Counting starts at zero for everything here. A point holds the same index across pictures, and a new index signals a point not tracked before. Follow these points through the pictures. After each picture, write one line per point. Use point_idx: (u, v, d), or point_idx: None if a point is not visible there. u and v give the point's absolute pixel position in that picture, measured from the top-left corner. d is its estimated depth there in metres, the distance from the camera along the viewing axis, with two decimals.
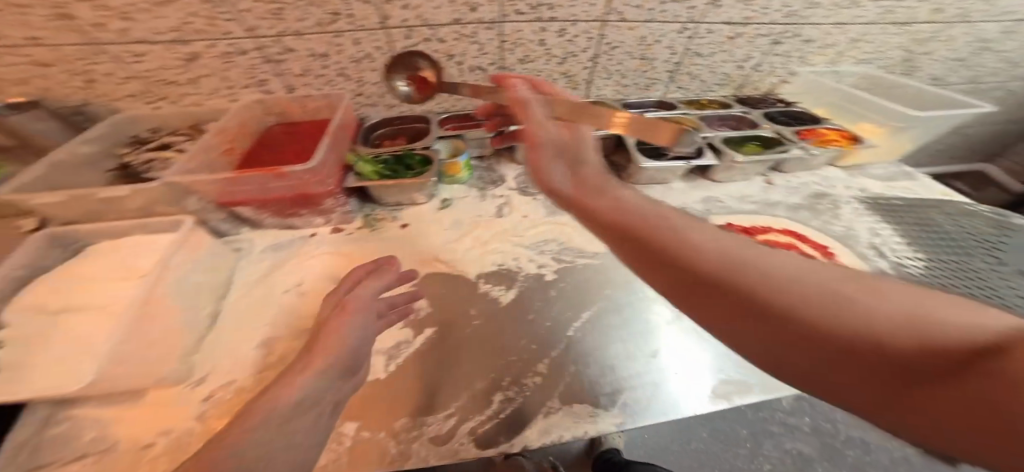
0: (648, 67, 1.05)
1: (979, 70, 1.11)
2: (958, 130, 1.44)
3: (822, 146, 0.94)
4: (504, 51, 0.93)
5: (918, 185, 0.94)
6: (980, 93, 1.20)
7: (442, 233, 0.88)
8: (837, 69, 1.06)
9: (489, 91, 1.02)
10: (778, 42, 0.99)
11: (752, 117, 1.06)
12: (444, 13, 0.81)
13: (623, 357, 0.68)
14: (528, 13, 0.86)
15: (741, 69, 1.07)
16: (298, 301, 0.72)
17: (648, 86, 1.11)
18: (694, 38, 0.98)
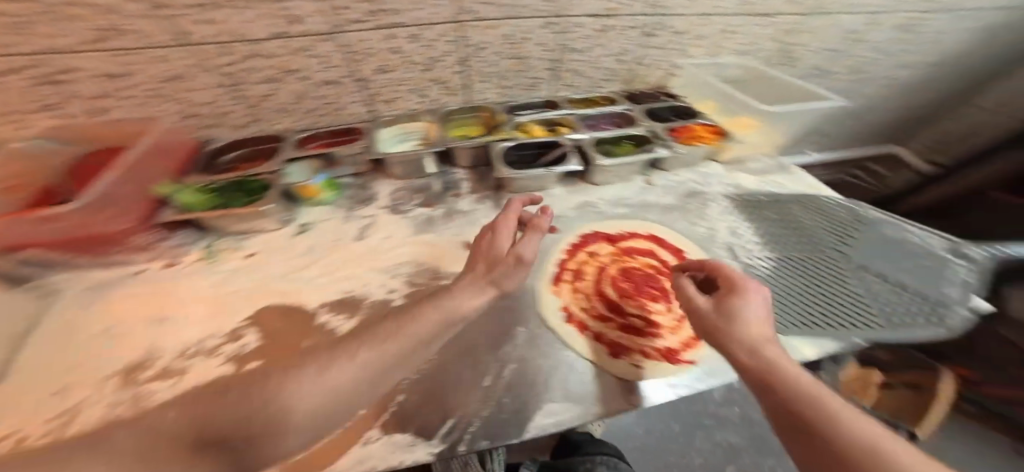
0: (525, 66, 0.98)
1: (853, 59, 1.15)
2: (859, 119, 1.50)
3: (689, 144, 0.94)
4: (355, 62, 0.82)
5: (788, 179, 0.95)
6: (867, 82, 1.26)
7: (292, 260, 0.81)
8: (717, 60, 1.07)
9: (352, 103, 0.92)
10: (650, 34, 0.98)
11: (633, 114, 1.02)
12: (259, 28, 0.69)
13: (456, 384, 0.60)
14: (367, 21, 0.75)
15: (623, 61, 1.05)
16: (109, 346, 0.64)
17: (532, 86, 1.04)
18: (566, 35, 0.93)
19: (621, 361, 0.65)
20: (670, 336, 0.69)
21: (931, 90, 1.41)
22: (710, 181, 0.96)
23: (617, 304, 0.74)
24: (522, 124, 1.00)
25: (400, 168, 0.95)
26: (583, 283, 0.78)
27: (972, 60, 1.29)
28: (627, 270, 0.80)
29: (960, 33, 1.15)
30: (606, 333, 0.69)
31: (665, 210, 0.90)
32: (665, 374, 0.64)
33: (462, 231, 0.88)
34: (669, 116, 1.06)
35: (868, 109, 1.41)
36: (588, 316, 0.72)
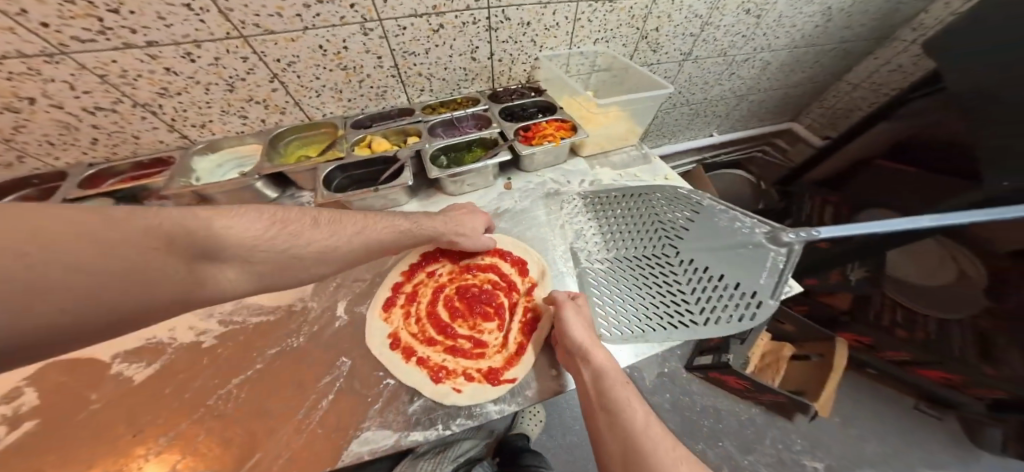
0: (360, 76, 0.82)
1: (715, 44, 1.22)
2: (748, 98, 1.60)
3: (533, 145, 0.86)
4: (119, 85, 0.65)
5: (644, 169, 0.97)
6: (735, 63, 1.35)
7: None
8: (580, 50, 1.04)
9: (148, 130, 0.74)
10: (494, 28, 0.87)
11: (490, 114, 0.93)
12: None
13: (267, 423, 0.58)
14: (102, 40, 0.58)
15: (476, 60, 0.93)
16: None
17: (381, 94, 0.89)
18: (393, 40, 0.78)
19: (439, 386, 0.64)
20: (494, 354, 0.69)
21: (807, 69, 1.54)
22: (571, 179, 0.93)
23: (448, 326, 0.74)
24: (365, 137, 0.83)
25: (224, 197, 0.74)
26: (416, 307, 0.77)
27: (836, 41, 1.40)
28: (466, 286, 0.78)
29: (812, 16, 1.24)
30: (431, 357, 0.69)
31: (518, 214, 0.87)
32: (482, 395, 0.63)
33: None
34: (535, 112, 0.98)
35: (750, 88, 1.53)
36: (417, 341, 0.72)
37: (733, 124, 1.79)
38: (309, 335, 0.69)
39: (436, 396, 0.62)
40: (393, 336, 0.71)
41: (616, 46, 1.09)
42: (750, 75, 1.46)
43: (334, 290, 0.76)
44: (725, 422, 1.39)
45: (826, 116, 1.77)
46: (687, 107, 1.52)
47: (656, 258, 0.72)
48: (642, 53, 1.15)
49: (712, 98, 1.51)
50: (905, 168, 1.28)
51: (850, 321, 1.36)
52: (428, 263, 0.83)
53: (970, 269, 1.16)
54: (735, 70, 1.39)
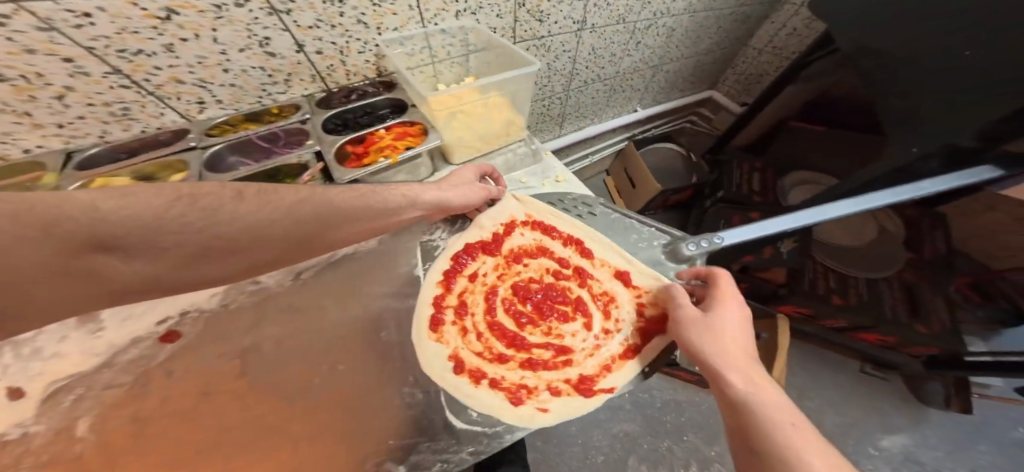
0: (45, 89, 0.49)
1: (610, 9, 1.05)
2: (663, 68, 1.47)
3: (364, 166, 0.62)
4: None
5: (529, 175, 0.78)
6: (638, 32, 1.20)
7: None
8: (439, 27, 0.81)
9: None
10: (285, 10, 0.58)
11: (311, 127, 0.67)
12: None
13: None
14: None
15: (274, 54, 0.63)
16: None
17: (112, 113, 0.57)
18: (72, 32, 0.45)
19: (522, 408, 0.54)
20: (586, 361, 0.62)
21: (713, 34, 1.42)
22: None
23: (518, 336, 0.65)
24: (102, 180, 0.56)
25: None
26: (469, 320, 0.66)
27: (731, 5, 1.30)
28: (523, 287, 0.70)
29: None
30: (505, 378, 0.59)
31: (368, 261, 0.64)
32: (573, 411, 0.55)
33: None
34: (384, 114, 0.74)
35: (662, 58, 1.39)
36: (485, 361, 0.61)
37: (656, 98, 1.67)
38: None
39: (522, 419, 0.52)
40: (455, 358, 0.59)
41: (486, 19, 0.87)
42: (659, 43, 1.31)
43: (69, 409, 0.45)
44: (687, 415, 1.29)
45: (741, 82, 1.69)
46: (601, 82, 1.34)
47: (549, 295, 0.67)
48: (521, 23, 0.93)
49: (624, 71, 1.36)
50: (819, 128, 1.34)
51: (788, 294, 1.24)
52: (464, 267, 0.69)
53: (888, 226, 1.25)
54: (640, 38, 1.23)
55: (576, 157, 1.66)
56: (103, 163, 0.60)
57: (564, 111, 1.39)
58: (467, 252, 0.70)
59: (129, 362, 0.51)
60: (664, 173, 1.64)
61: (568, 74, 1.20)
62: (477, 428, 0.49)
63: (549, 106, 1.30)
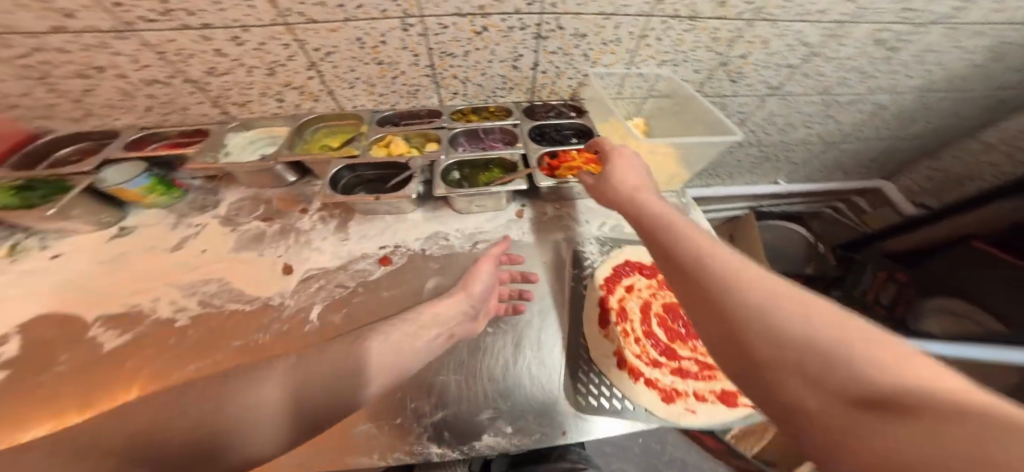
0: (394, 72, 0.83)
1: (819, 80, 0.96)
2: (841, 146, 1.32)
3: (553, 177, 0.78)
4: (175, 63, 0.72)
5: None
6: (840, 105, 1.09)
7: (91, 265, 0.65)
8: (639, 71, 0.91)
9: (194, 104, 0.81)
10: (542, 37, 0.80)
11: (519, 131, 0.87)
12: (29, 22, 0.61)
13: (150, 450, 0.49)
14: (164, 20, 0.65)
15: (517, 68, 0.87)
16: None
17: (412, 93, 0.89)
18: (432, 37, 0.77)
19: (672, 406, 0.63)
20: (727, 377, 0.67)
21: (932, 121, 1.22)
22: (590, 218, 0.84)
23: (670, 346, 0.70)
24: (385, 137, 0.84)
25: (246, 177, 0.80)
26: (632, 326, 0.71)
27: (992, 87, 1.07)
28: (672, 307, 0.74)
29: (973, 51, 0.92)
30: (660, 379, 0.65)
31: (526, 250, 0.79)
32: (718, 416, 0.63)
33: (286, 251, 0.71)
34: (570, 135, 0.90)
35: (846, 136, 1.25)
36: (642, 362, 0.67)
37: (807, 175, 1.51)
38: (277, 334, 0.60)
39: (672, 418, 0.61)
40: (619, 355, 0.67)
41: (687, 73, 0.91)
42: (854, 119, 1.18)
43: (315, 291, 0.67)
44: None
45: (935, 180, 1.41)
46: (756, 148, 1.28)
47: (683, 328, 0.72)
48: (714, 82, 0.94)
49: (790, 141, 1.25)
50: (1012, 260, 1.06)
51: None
52: (622, 277, 0.76)
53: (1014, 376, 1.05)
54: (834, 112, 1.12)
55: None
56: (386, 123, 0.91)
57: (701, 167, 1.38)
58: (630, 265, 0.78)
59: (362, 269, 0.71)
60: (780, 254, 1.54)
61: None
62: (582, 417, 0.59)
63: None
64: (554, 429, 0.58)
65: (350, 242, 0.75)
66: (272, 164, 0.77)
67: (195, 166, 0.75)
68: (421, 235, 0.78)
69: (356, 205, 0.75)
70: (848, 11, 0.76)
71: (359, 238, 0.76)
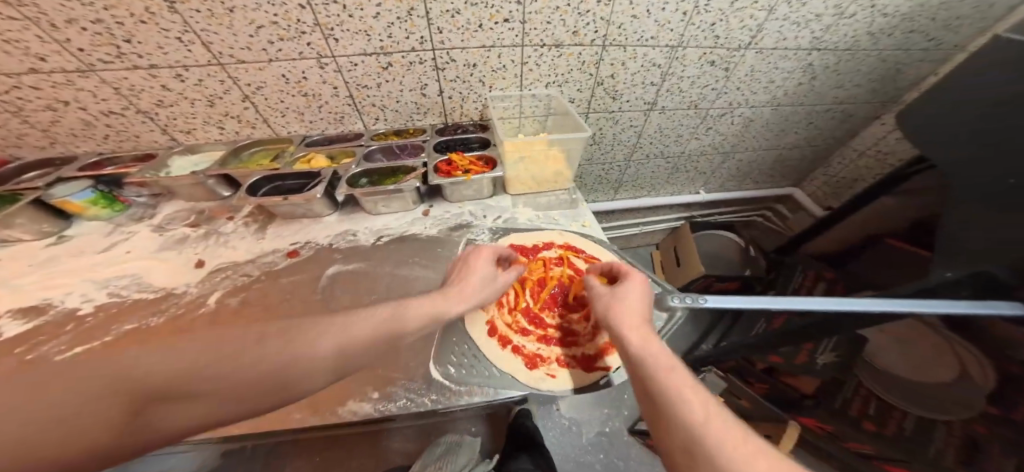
0: (318, 102, 0.99)
1: (682, 96, 1.15)
2: (734, 154, 1.51)
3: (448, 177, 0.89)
4: (128, 96, 0.87)
5: (566, 215, 1.00)
6: (712, 116, 1.27)
7: (19, 267, 0.74)
8: (531, 92, 1.07)
9: (146, 132, 0.96)
10: (439, 68, 0.97)
11: (426, 146, 1.02)
12: (11, 63, 0.76)
13: None
14: (117, 61, 0.80)
15: (426, 96, 1.04)
16: None
17: (338, 119, 1.05)
18: (346, 73, 0.93)
19: (535, 372, 0.71)
20: (588, 343, 0.76)
21: (799, 130, 1.42)
22: (487, 214, 0.97)
23: (540, 316, 0.80)
24: (307, 154, 0.98)
25: (185, 192, 0.90)
26: (508, 299, 0.82)
27: (831, 100, 1.27)
28: (545, 281, 0.83)
29: (793, 72, 1.13)
30: (525, 346, 0.75)
31: (425, 243, 0.88)
32: (576, 380, 0.71)
33: (204, 249, 0.80)
34: (473, 146, 1.05)
35: (736, 141, 1.42)
36: (512, 331, 0.77)
37: (723, 183, 1.71)
38: (172, 317, 0.66)
39: (531, 381, 0.69)
40: (490, 324, 0.77)
41: (570, 91, 1.09)
42: (732, 131, 1.37)
43: (221, 279, 0.74)
44: None
45: (831, 184, 1.62)
46: (664, 160, 1.47)
47: (552, 301, 0.82)
48: (597, 99, 1.12)
49: (690, 152, 1.45)
50: (920, 251, 1.15)
51: (812, 406, 1.16)
52: None
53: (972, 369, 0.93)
54: (711, 124, 1.31)
55: (624, 222, 1.81)
56: (316, 145, 1.06)
57: (620, 180, 1.55)
58: (511, 246, 0.89)
59: (270, 261, 0.79)
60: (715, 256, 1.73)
61: (630, 146, 1.35)
62: (446, 380, 0.66)
63: (607, 172, 1.48)
64: (424, 392, 0.65)
65: (264, 241, 0.84)
66: (205, 179, 0.88)
67: (136, 181, 0.85)
68: (332, 234, 0.87)
69: (275, 208, 0.86)
70: (671, 37, 0.95)
71: (274, 237, 0.85)
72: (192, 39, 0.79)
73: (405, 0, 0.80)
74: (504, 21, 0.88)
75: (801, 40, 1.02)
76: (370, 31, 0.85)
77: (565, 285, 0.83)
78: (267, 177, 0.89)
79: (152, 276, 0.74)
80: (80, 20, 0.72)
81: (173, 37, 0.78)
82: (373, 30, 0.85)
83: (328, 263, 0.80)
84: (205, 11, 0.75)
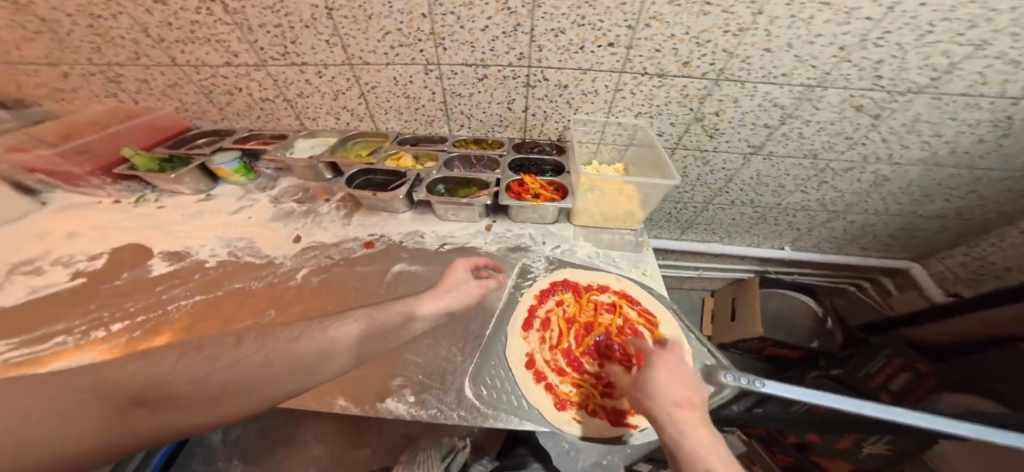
0: (416, 104, 1.06)
1: (802, 143, 0.99)
2: (846, 214, 1.26)
3: (518, 199, 0.91)
4: (282, 87, 1.05)
5: (627, 258, 0.97)
6: (833, 169, 1.07)
7: (177, 216, 0.94)
8: (617, 121, 1.02)
9: (285, 116, 1.14)
10: (531, 86, 0.96)
11: (502, 162, 1.03)
12: (215, 57, 0.98)
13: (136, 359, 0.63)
14: (282, 59, 0.97)
15: (512, 110, 1.04)
16: (27, 244, 0.88)
17: (429, 121, 1.12)
18: (445, 80, 0.98)
19: (562, 413, 0.70)
20: (621, 397, 0.73)
21: (953, 199, 1.12)
22: (546, 241, 0.97)
23: (579, 360, 0.79)
24: (397, 152, 1.07)
25: (299, 170, 1.05)
26: (551, 336, 0.82)
27: (1017, 169, 0.98)
28: (591, 326, 0.82)
29: (973, 126, 0.87)
30: (559, 386, 0.74)
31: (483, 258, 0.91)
32: (604, 431, 0.69)
33: (302, 226, 0.93)
34: (546, 169, 1.03)
35: (857, 199, 1.19)
36: (549, 368, 0.77)
37: (818, 244, 1.46)
38: (267, 283, 0.79)
39: (556, 422, 0.68)
40: (529, 356, 0.77)
41: (663, 124, 1.00)
42: (855, 189, 1.14)
43: (310, 257, 0.86)
44: None
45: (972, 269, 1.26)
46: (752, 207, 1.29)
47: (593, 347, 0.80)
48: (693, 135, 1.01)
49: (788, 205, 1.25)
50: None
51: None
52: (554, 292, 0.87)
53: None
54: (828, 178, 1.11)
55: (687, 264, 1.65)
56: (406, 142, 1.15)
57: (693, 220, 1.41)
58: (565, 282, 0.89)
59: (349, 247, 0.89)
60: (785, 324, 1.48)
61: (715, 188, 1.21)
62: (476, 400, 0.68)
63: (679, 210, 1.35)
64: (453, 406, 0.67)
65: (350, 227, 0.94)
66: (315, 162, 1.02)
67: (270, 157, 1.03)
68: (404, 232, 0.95)
69: (364, 201, 0.96)
70: (814, 74, 0.81)
71: (358, 225, 0.95)
72: (336, 42, 0.91)
73: (513, 16, 0.81)
74: (609, 44, 0.83)
75: (1011, 87, 0.77)
76: (475, 42, 0.88)
77: (611, 333, 0.81)
78: (361, 169, 0.99)
79: (262, 242, 0.88)
80: (267, 24, 0.88)
81: (322, 39, 0.91)
82: (478, 42, 0.88)
83: (397, 259, 0.88)
84: (350, 18, 0.85)
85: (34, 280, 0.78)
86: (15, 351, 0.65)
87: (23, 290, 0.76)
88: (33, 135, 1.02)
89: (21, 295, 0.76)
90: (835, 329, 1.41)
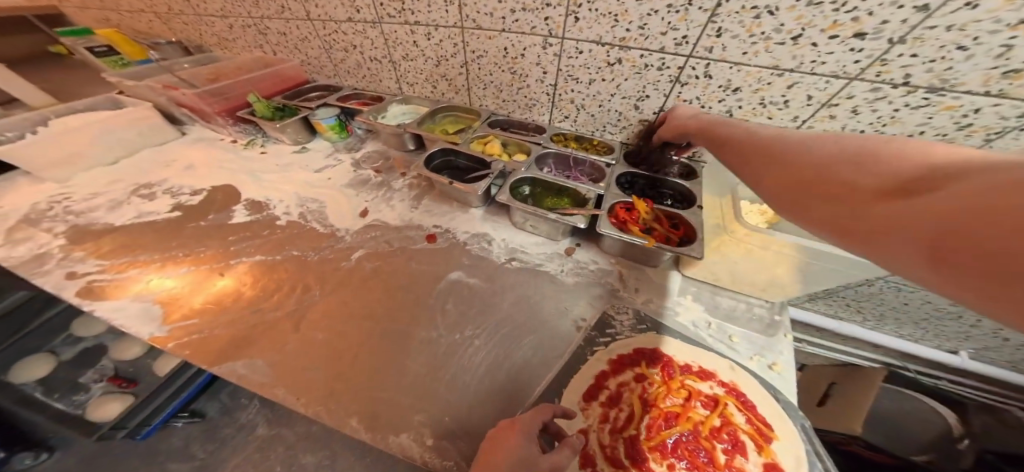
0: (522, 83, 0.89)
1: None
2: None
3: (620, 230, 0.68)
4: (390, 48, 0.98)
5: (755, 340, 0.66)
6: None
7: (271, 166, 0.98)
8: None
9: (387, 79, 1.08)
10: (681, 83, 0.70)
11: (608, 172, 0.81)
12: (338, 12, 0.95)
13: (188, 307, 0.66)
14: (397, 16, 0.88)
15: (639, 109, 0.80)
16: (163, 170, 1.03)
17: (529, 106, 0.94)
18: (565, 61, 0.78)
19: None
20: None
21: None
22: (640, 289, 0.73)
23: (641, 450, 0.55)
24: (486, 136, 0.92)
25: (385, 137, 0.99)
26: (613, 414, 0.59)
27: None
28: (670, 413, 0.58)
29: None
30: None
31: (556, 289, 0.72)
32: None
33: (371, 200, 0.86)
34: (663, 196, 0.78)
35: None
36: (598, 453, 0.55)
37: None
38: (323, 257, 0.74)
39: None
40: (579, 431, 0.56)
41: None
42: None
43: (370, 238, 0.78)
44: None
45: None
46: None
47: (661, 440, 0.56)
48: None
49: None
50: None
51: None
52: (635, 360, 0.64)
53: None
54: None
55: None
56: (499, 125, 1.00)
57: None
58: (653, 351, 0.64)
59: (410, 236, 0.79)
60: (893, 433, 0.87)
61: None
62: None
63: None
64: None
65: (417, 211, 0.84)
66: (402, 132, 0.94)
67: (362, 119, 0.98)
68: (471, 231, 0.81)
69: (439, 189, 0.86)
70: None
71: (426, 211, 0.84)
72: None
73: None
74: (854, 35, 0.53)
75: None
76: (620, 15, 0.66)
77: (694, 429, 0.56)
78: (444, 149, 0.88)
79: (332, 211, 0.84)
80: None
81: None
82: (626, 15, 0.65)
83: (456, 264, 0.75)
84: None
85: (147, 206, 0.90)
86: (119, 268, 0.74)
87: (147, 212, 0.88)
88: (194, 74, 1.17)
89: (142, 216, 0.87)
90: (972, 452, 0.77)
